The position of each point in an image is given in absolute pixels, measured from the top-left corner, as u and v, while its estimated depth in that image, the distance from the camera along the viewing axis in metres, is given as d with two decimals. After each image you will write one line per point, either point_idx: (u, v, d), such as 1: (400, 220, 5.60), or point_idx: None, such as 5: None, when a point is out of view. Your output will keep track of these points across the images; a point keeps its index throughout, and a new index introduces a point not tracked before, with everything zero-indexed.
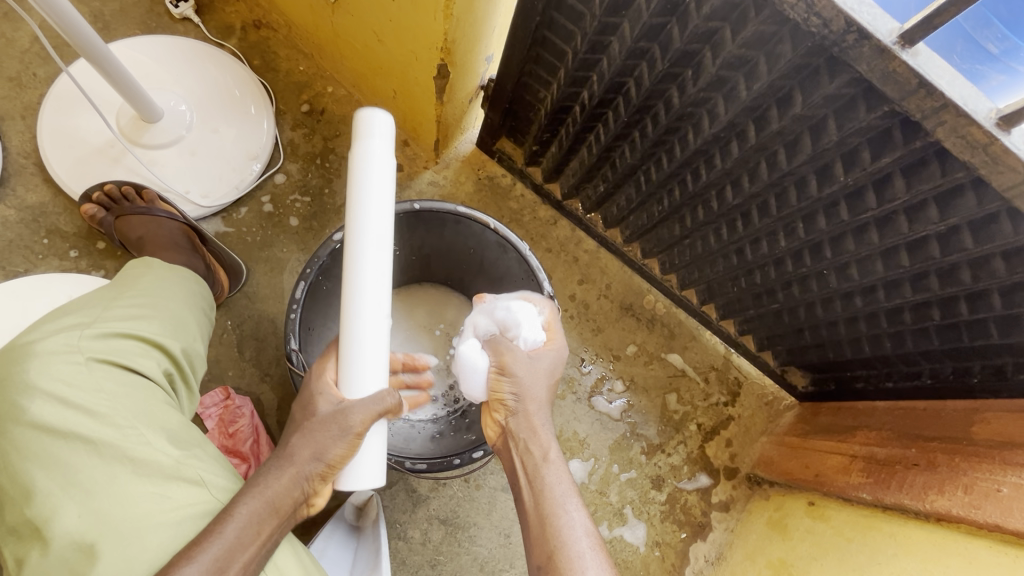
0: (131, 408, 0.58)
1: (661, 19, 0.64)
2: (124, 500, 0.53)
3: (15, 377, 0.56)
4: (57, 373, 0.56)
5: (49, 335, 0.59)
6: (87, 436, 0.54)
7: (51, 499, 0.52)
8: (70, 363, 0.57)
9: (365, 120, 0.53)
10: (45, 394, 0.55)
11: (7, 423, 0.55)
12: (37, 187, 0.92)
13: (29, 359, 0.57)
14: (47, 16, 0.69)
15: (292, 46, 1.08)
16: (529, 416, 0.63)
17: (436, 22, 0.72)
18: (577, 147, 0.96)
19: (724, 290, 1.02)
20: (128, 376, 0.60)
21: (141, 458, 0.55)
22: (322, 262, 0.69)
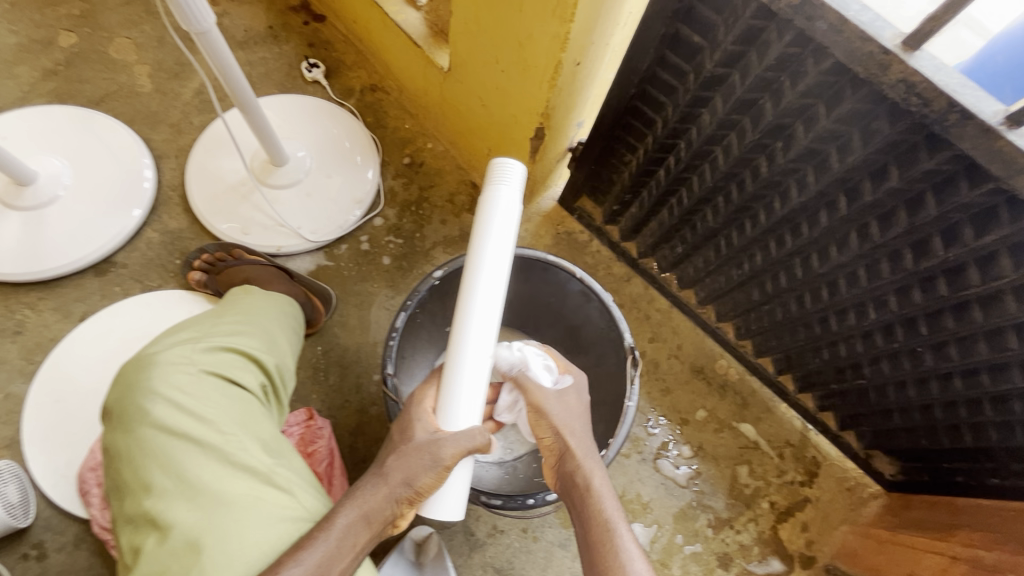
0: (233, 416, 0.64)
1: (754, 94, 0.69)
2: (224, 499, 0.57)
3: (141, 385, 0.63)
4: (176, 381, 0.63)
5: (170, 348, 0.66)
6: (198, 438, 0.60)
7: (164, 495, 0.58)
8: (186, 372, 0.64)
9: (500, 168, 0.58)
10: (164, 399, 0.62)
11: (132, 424, 0.61)
12: (178, 215, 1.06)
13: (153, 369, 0.64)
14: (217, 73, 0.83)
15: (401, 107, 1.22)
16: (578, 450, 0.63)
17: (541, 91, 0.80)
18: (658, 208, 0.99)
19: (804, 360, 0.99)
20: (231, 386, 0.66)
21: (240, 461, 0.60)
22: (422, 296, 0.74)
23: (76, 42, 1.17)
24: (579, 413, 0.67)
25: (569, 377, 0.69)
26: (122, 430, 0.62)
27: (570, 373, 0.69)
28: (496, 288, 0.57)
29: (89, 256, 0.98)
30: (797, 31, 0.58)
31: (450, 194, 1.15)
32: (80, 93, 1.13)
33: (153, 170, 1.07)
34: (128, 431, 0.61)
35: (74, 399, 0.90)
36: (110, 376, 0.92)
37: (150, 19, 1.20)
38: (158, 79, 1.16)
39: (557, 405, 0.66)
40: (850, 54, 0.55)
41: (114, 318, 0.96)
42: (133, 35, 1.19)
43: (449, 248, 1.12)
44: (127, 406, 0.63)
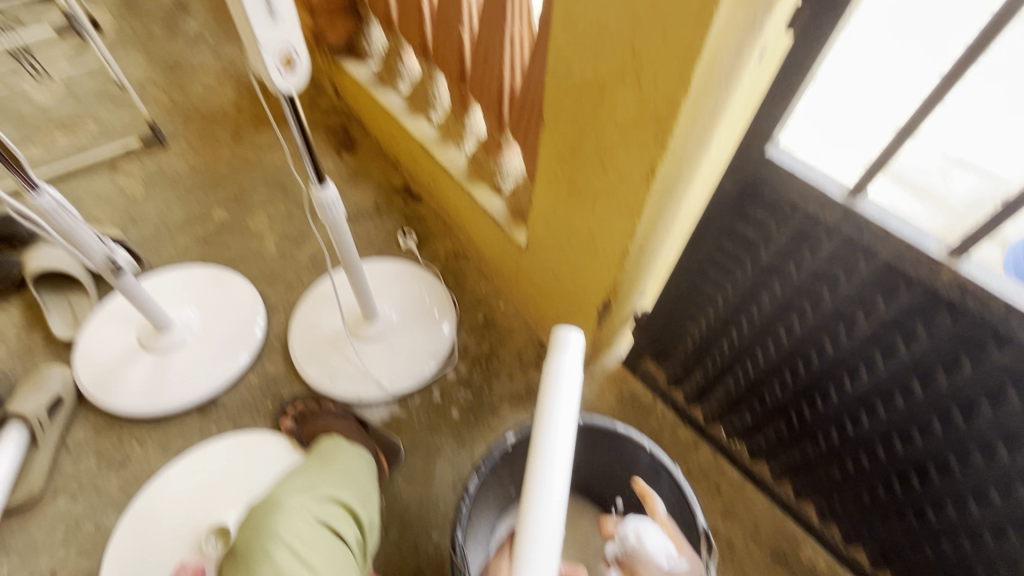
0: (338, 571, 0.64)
1: (811, 283, 0.75)
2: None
3: (261, 525, 0.64)
4: (296, 526, 0.65)
5: (289, 495, 0.70)
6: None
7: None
8: (303, 519, 0.66)
9: (562, 336, 0.58)
10: (286, 542, 0.62)
11: (248, 565, 0.59)
12: (277, 361, 1.19)
13: (276, 511, 0.66)
14: (336, 245, 1.00)
15: (478, 270, 1.37)
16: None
17: (610, 271, 0.90)
18: (723, 376, 1.01)
19: (904, 555, 0.89)
20: (336, 541, 0.69)
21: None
22: (494, 460, 0.78)
23: (226, 216, 1.45)
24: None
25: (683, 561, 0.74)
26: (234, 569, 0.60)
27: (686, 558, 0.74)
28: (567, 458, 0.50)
29: (198, 396, 1.11)
30: (844, 236, 0.66)
31: (518, 351, 1.23)
32: (220, 255, 1.38)
33: (264, 321, 1.24)
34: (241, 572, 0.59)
35: (151, 542, 0.94)
36: (189, 515, 0.97)
37: (285, 199, 1.49)
38: (282, 245, 1.40)
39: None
40: (899, 257, 0.61)
41: (201, 460, 1.02)
42: (270, 212, 1.46)
43: (515, 404, 1.16)
44: (245, 546, 0.62)
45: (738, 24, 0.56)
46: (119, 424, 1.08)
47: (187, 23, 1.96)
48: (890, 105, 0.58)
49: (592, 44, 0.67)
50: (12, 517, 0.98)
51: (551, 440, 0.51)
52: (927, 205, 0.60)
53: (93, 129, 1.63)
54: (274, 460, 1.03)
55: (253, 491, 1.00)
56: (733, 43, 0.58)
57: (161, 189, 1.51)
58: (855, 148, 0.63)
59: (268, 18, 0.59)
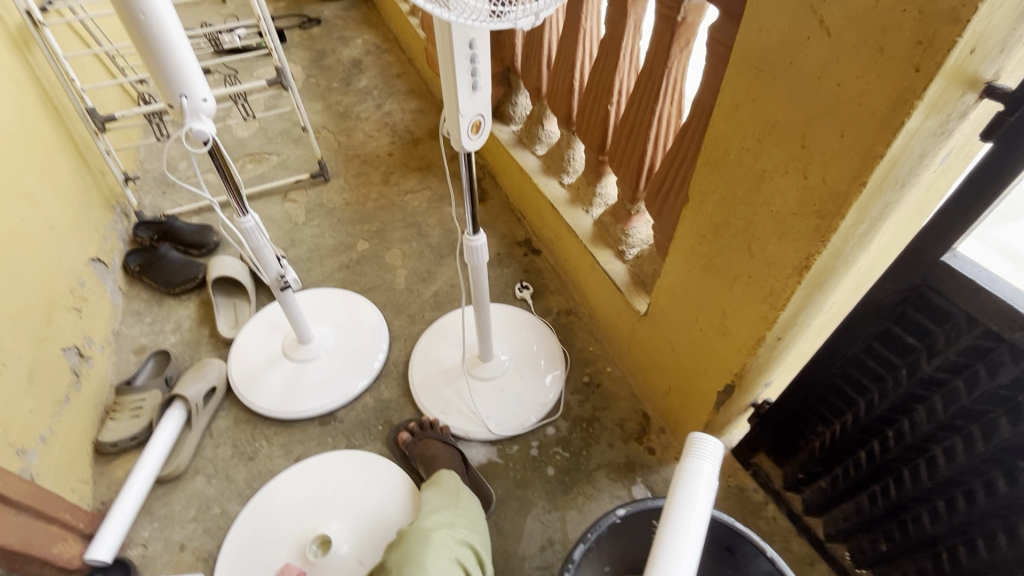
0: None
1: (985, 406, 0.67)
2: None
3: (415, 554, 0.68)
4: (440, 566, 0.67)
5: (436, 528, 0.73)
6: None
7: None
8: (447, 558, 0.69)
9: (697, 442, 0.60)
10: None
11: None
12: (392, 387, 1.28)
13: (427, 544, 0.70)
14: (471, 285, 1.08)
15: (589, 331, 1.39)
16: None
17: (739, 355, 0.87)
18: (856, 490, 0.91)
19: None
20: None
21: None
22: (601, 531, 0.76)
23: (367, 248, 1.62)
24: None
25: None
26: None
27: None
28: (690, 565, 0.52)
29: (320, 408, 1.21)
30: None
31: (621, 419, 1.21)
32: (357, 282, 1.53)
33: (386, 348, 1.34)
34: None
35: (266, 535, 1.03)
36: (302, 518, 1.05)
37: (418, 239, 1.63)
38: (411, 280, 1.52)
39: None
40: None
41: (320, 468, 1.11)
42: (404, 248, 1.61)
43: (613, 473, 1.13)
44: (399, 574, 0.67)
45: (925, 131, 0.54)
46: (254, 420, 1.21)
47: (360, 80, 2.28)
48: None
49: (756, 135, 0.69)
50: (158, 485, 1.12)
51: (678, 539, 0.54)
52: None
53: (274, 161, 1.92)
54: (380, 480, 1.10)
55: (358, 508, 1.06)
56: (916, 148, 0.57)
57: (318, 217, 1.73)
58: None
59: (470, 90, 0.69)
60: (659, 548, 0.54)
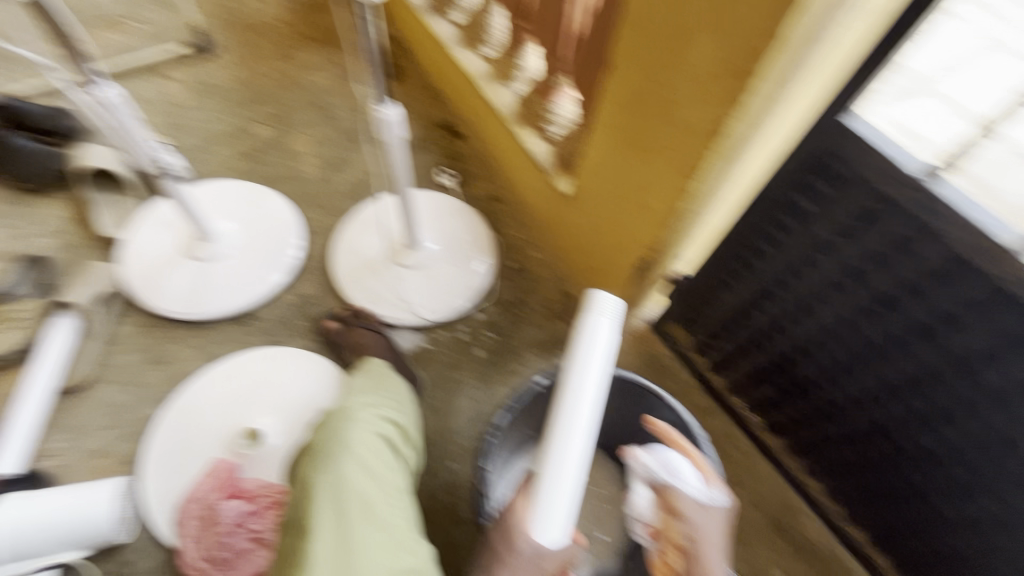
0: (392, 485, 0.65)
1: (866, 265, 0.73)
2: (381, 567, 0.53)
3: (336, 431, 0.66)
4: (364, 437, 0.66)
5: (358, 407, 0.72)
6: (368, 493, 0.60)
7: (326, 542, 0.54)
8: (371, 431, 0.68)
9: (595, 297, 0.55)
10: (354, 449, 0.63)
11: (320, 464, 0.62)
12: (312, 283, 1.22)
13: (349, 420, 0.68)
14: (390, 165, 1.00)
15: (515, 216, 1.36)
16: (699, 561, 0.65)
17: (658, 226, 0.89)
18: (751, 348, 1.01)
19: (904, 539, 0.91)
20: (392, 458, 0.69)
21: (398, 531, 0.58)
22: (524, 399, 0.81)
23: (269, 134, 1.45)
24: (717, 509, 0.68)
25: (708, 501, 0.69)
26: (310, 464, 0.63)
27: (722, 491, 0.70)
28: (590, 419, 0.51)
29: (234, 309, 1.14)
30: (914, 218, 0.64)
31: (547, 300, 1.24)
32: (261, 173, 1.38)
33: (302, 242, 1.26)
34: (314, 468, 0.62)
35: (189, 433, 1.01)
36: (227, 415, 1.03)
37: (327, 123, 1.47)
38: (323, 170, 1.39)
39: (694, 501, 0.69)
40: (968, 247, 0.60)
41: (241, 366, 1.08)
42: (312, 134, 1.45)
43: (539, 350, 1.18)
44: (321, 448, 0.64)
45: None
46: (159, 325, 1.13)
47: None
48: (990, 95, 0.54)
49: None
50: (62, 397, 1.04)
51: (574, 404, 0.51)
52: (993, 205, 0.58)
53: (138, 29, 1.60)
54: (308, 374, 1.08)
55: (285, 402, 1.05)
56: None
57: (204, 98, 1.50)
58: (935, 131, 0.59)
59: None
60: (557, 418, 0.52)
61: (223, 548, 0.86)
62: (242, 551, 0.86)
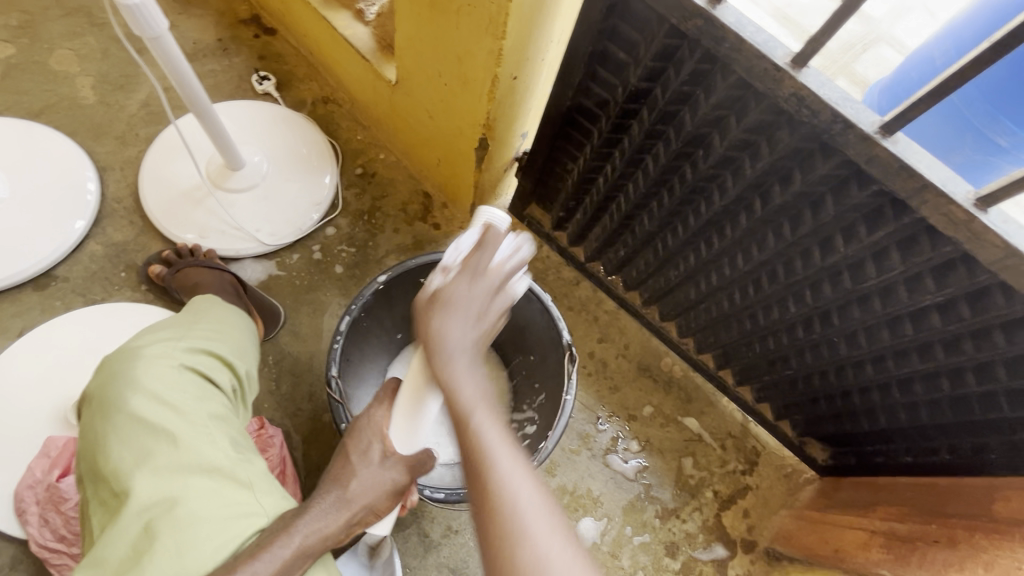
0: (202, 411, 0.63)
1: (674, 106, 0.74)
2: (193, 491, 0.57)
3: (124, 374, 0.62)
4: (157, 372, 0.63)
5: (154, 341, 0.66)
6: (161, 429, 0.59)
7: (125, 485, 0.57)
8: (167, 363, 0.64)
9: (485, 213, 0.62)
10: (145, 389, 0.61)
11: (109, 413, 0.61)
12: (124, 227, 1.06)
13: (137, 360, 0.63)
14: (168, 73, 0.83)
15: (352, 117, 1.23)
16: (461, 388, 0.52)
17: (481, 103, 0.84)
18: (600, 214, 1.04)
19: (739, 355, 1.05)
20: (205, 382, 0.66)
21: (212, 454, 0.60)
22: (366, 300, 0.79)
23: (14, 53, 1.15)
24: (480, 283, 0.56)
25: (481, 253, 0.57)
26: (100, 412, 0.61)
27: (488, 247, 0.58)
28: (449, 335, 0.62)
29: (30, 269, 0.98)
30: (706, 49, 0.64)
31: (402, 204, 1.17)
32: (19, 105, 1.11)
33: (96, 182, 1.07)
34: (104, 416, 0.61)
35: (7, 417, 0.88)
36: (49, 390, 0.90)
37: (93, 31, 1.19)
38: (102, 90, 1.15)
39: (455, 281, 0.55)
40: (750, 70, 0.61)
41: (55, 331, 0.94)
42: (75, 47, 1.17)
43: (402, 255, 1.13)
44: (111, 393, 0.62)
45: None
46: None
47: None
48: None
49: None
50: None
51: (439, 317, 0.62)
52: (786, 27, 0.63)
53: None
54: (140, 327, 0.96)
55: None
56: None
57: None
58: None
59: None
60: None
61: (74, 523, 0.78)
62: None
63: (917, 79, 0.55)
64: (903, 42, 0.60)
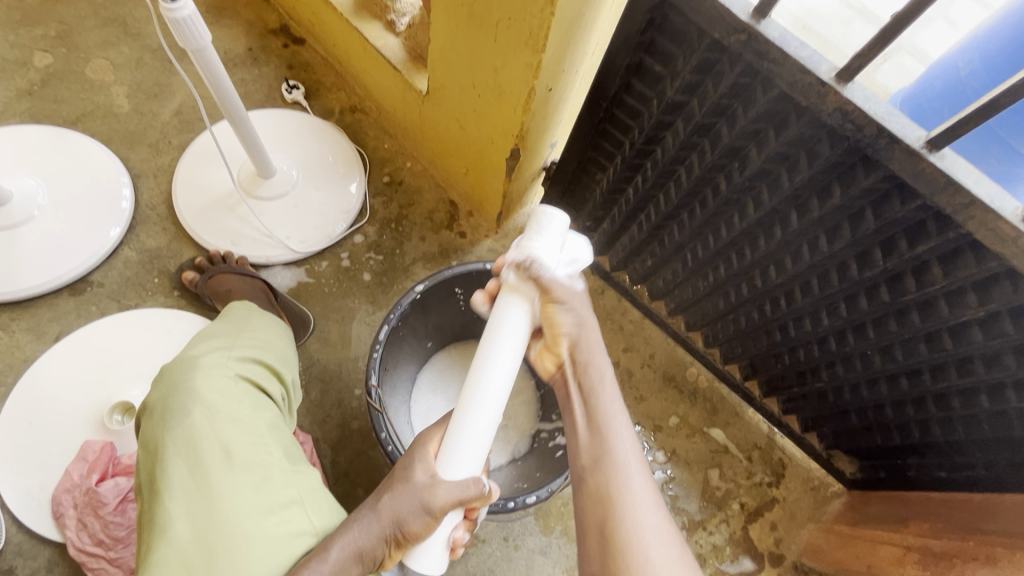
0: (259, 424, 0.65)
1: (711, 119, 0.75)
2: (250, 506, 0.59)
3: (182, 384, 0.64)
4: (216, 385, 0.64)
5: (207, 353, 0.68)
6: (223, 442, 0.61)
7: (185, 496, 0.58)
8: (225, 376, 0.66)
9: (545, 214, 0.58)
10: (203, 400, 0.63)
11: (167, 423, 0.62)
12: (157, 234, 1.07)
13: (195, 371, 0.65)
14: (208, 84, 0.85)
15: (380, 126, 1.24)
16: (596, 382, 0.60)
17: (516, 115, 0.85)
18: (628, 224, 1.04)
19: (767, 366, 1.04)
20: (258, 395, 0.68)
21: (270, 467, 0.62)
22: (403, 308, 0.80)
23: (52, 62, 1.17)
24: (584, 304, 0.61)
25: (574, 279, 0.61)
26: (159, 423, 0.63)
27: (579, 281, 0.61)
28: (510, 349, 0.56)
29: (67, 274, 1.00)
30: (747, 63, 0.65)
31: (429, 212, 1.18)
32: (56, 113, 1.14)
33: (131, 189, 1.09)
34: (163, 426, 0.62)
35: (46, 420, 0.89)
36: (85, 394, 0.91)
37: (128, 41, 1.21)
38: (136, 99, 1.17)
39: (569, 290, 0.59)
40: (793, 84, 0.61)
41: (92, 336, 0.95)
42: (110, 56, 1.19)
43: (429, 264, 1.14)
44: (169, 404, 0.63)
45: None
46: None
47: None
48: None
49: None
50: None
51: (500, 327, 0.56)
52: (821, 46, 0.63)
53: None
54: (173, 333, 0.97)
55: (154, 363, 0.95)
56: None
57: None
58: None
59: None
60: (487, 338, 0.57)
61: (113, 527, 0.79)
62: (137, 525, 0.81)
63: (957, 97, 0.54)
64: (926, 52, 0.60)
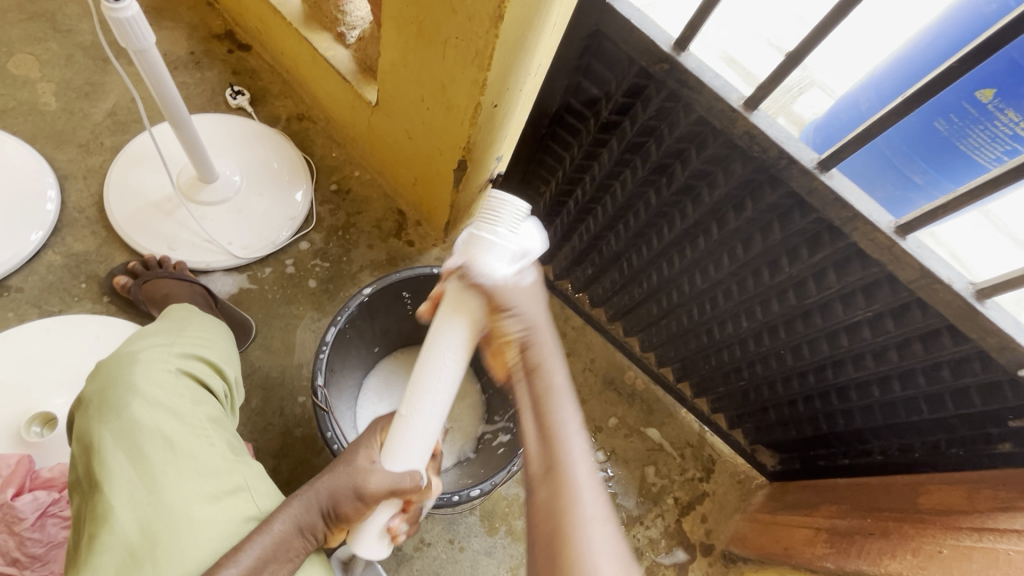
0: (200, 418, 0.64)
1: (642, 138, 0.82)
2: (194, 494, 0.58)
3: (119, 379, 0.62)
4: (156, 378, 0.63)
5: (146, 349, 0.67)
6: (163, 433, 0.60)
7: (124, 487, 0.56)
8: (164, 370, 0.65)
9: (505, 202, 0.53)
10: (143, 394, 0.61)
11: (104, 416, 0.60)
12: (85, 238, 1.02)
13: (133, 365, 0.63)
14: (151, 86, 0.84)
15: (328, 135, 1.25)
16: (552, 392, 0.55)
17: (462, 128, 0.89)
18: (570, 234, 1.10)
19: (697, 367, 1.12)
20: (199, 390, 0.67)
21: (213, 458, 0.62)
22: (351, 311, 0.81)
23: None
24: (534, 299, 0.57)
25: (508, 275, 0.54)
26: (93, 418, 0.61)
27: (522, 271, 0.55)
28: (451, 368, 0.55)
29: None
30: (670, 89, 0.72)
31: (377, 220, 1.19)
32: None
33: (57, 191, 1.03)
34: (98, 421, 0.60)
35: None
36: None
37: (56, 37, 1.16)
38: (65, 97, 1.12)
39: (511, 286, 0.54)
40: (709, 110, 0.69)
41: (9, 344, 0.90)
42: (36, 52, 1.14)
43: (376, 271, 1.15)
44: (104, 398, 0.62)
45: None
46: None
47: None
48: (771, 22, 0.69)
49: None
50: None
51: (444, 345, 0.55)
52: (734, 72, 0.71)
53: None
54: (102, 340, 0.93)
55: (80, 372, 0.91)
56: None
57: None
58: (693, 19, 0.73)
59: None
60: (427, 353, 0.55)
61: (30, 544, 0.74)
62: (58, 541, 0.76)
63: (849, 124, 0.63)
64: (831, 87, 0.68)
